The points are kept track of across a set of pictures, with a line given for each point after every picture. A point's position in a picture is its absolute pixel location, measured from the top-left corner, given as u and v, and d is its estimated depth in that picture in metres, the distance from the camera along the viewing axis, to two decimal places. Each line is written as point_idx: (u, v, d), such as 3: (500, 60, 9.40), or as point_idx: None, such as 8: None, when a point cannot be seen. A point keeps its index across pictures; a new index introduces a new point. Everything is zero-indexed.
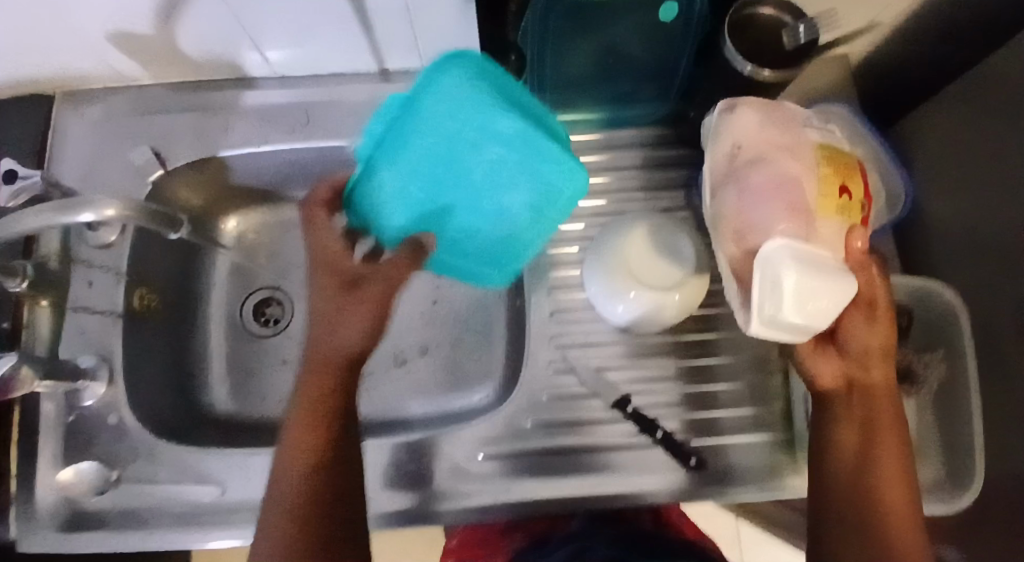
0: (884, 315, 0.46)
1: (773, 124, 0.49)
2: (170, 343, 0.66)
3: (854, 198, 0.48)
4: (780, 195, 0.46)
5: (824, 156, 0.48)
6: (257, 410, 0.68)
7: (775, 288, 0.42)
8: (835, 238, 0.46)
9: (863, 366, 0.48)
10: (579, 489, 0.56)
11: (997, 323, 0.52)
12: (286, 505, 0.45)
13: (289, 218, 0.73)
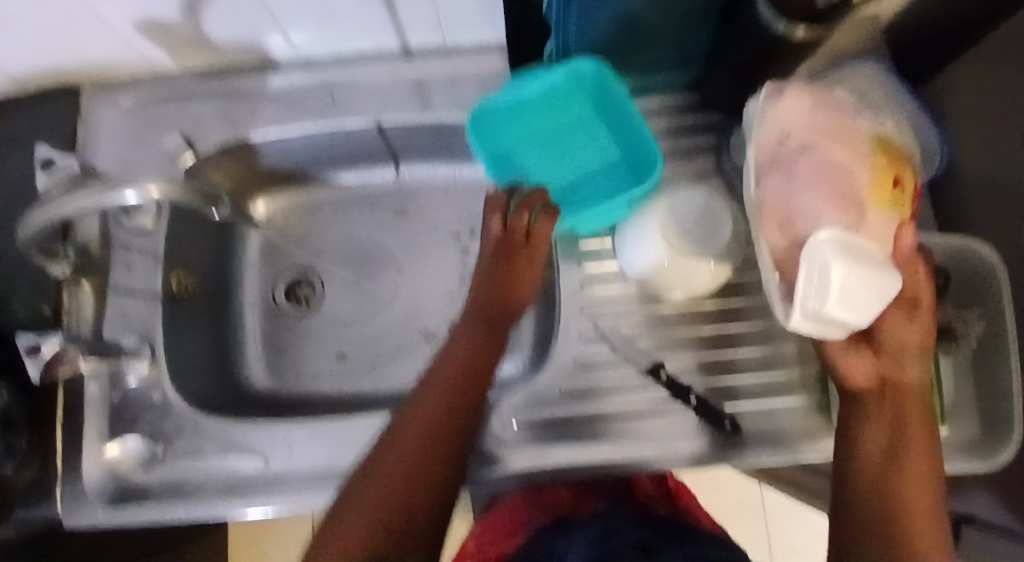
0: (924, 315, 0.46)
1: (823, 115, 0.52)
2: (208, 323, 0.68)
3: (905, 190, 0.49)
4: (827, 186, 0.49)
5: (877, 149, 0.50)
6: (293, 387, 0.69)
7: (823, 281, 0.43)
8: (885, 228, 0.47)
9: (899, 365, 0.46)
10: (613, 454, 0.56)
11: None
12: (414, 434, 0.47)
13: (316, 200, 0.75)
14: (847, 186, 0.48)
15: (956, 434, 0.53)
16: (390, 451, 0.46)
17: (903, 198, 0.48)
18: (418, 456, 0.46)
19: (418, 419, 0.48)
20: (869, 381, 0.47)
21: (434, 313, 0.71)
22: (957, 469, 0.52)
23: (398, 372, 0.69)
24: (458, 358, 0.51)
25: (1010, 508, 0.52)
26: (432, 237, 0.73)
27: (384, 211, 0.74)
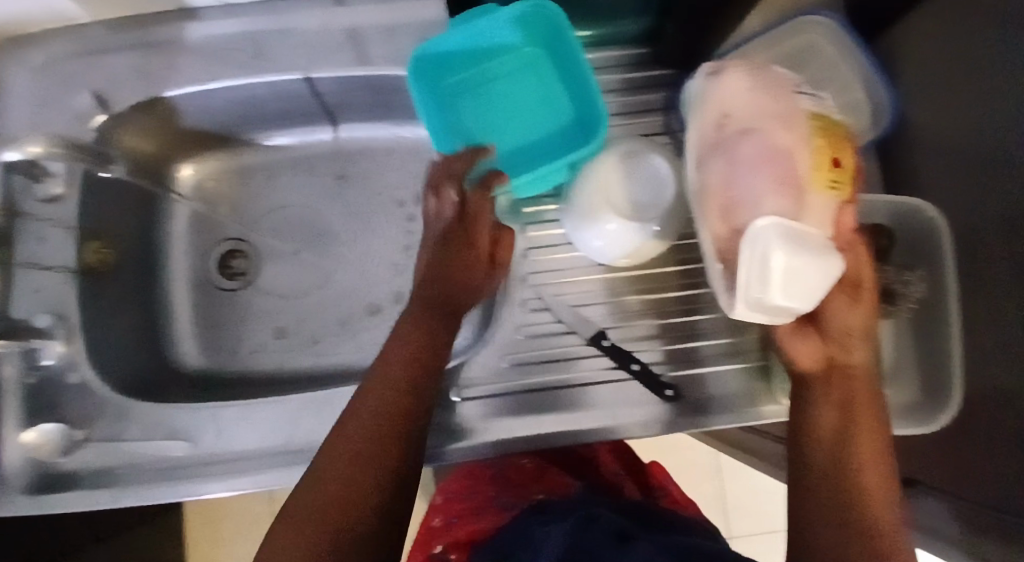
0: (868, 296, 0.45)
1: (763, 91, 0.48)
2: (132, 298, 0.64)
3: (846, 169, 0.45)
4: (770, 167, 0.44)
5: (818, 126, 0.46)
6: (228, 363, 0.66)
7: (764, 271, 0.40)
8: (825, 214, 0.43)
9: (844, 346, 0.45)
10: (557, 426, 0.54)
11: (982, 240, 0.50)
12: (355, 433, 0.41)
13: (248, 164, 0.71)
14: (787, 165, 0.44)
15: (897, 396, 0.54)
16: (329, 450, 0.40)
17: (842, 179, 0.44)
18: (370, 459, 0.40)
19: (362, 415, 0.42)
20: (817, 363, 0.45)
21: (378, 283, 0.68)
22: (899, 431, 0.52)
23: (342, 344, 0.66)
24: (407, 347, 0.46)
25: (954, 467, 0.52)
26: (374, 202, 0.70)
27: (322, 176, 0.70)
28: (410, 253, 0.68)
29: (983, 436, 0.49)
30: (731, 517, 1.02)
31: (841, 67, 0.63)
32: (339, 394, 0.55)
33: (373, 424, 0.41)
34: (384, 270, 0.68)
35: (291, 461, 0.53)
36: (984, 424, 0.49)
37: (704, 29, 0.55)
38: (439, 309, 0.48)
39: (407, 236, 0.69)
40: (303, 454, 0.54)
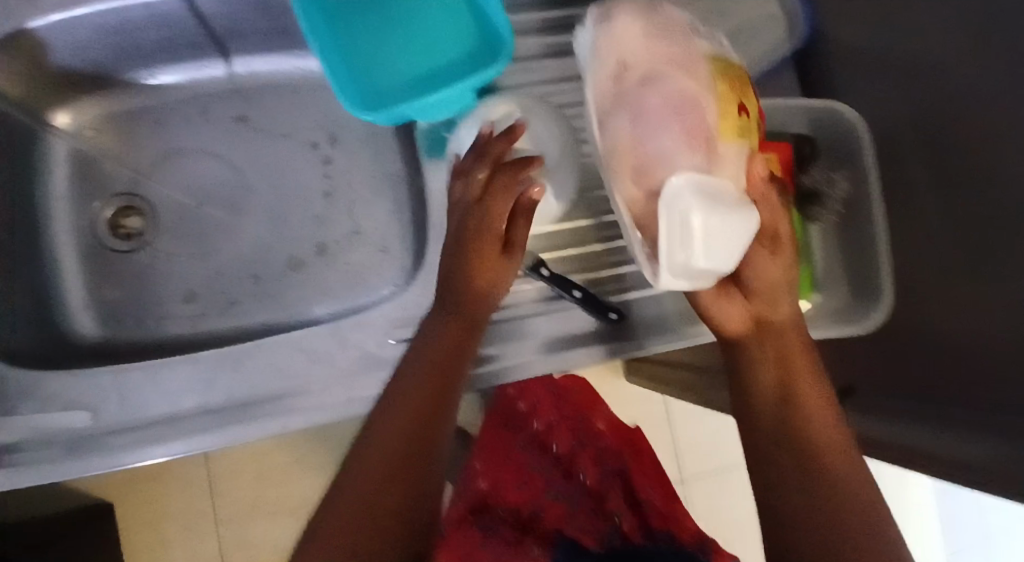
0: (788, 244, 0.41)
1: (660, 35, 0.42)
2: (10, 264, 0.56)
3: (752, 116, 0.41)
4: (679, 121, 0.39)
5: (718, 70, 0.41)
6: (132, 331, 0.60)
7: (688, 234, 0.36)
8: (740, 163, 0.40)
9: (771, 301, 0.41)
10: (502, 361, 0.52)
11: (897, 134, 0.50)
12: (370, 471, 0.38)
13: (133, 109, 0.64)
14: (693, 116, 0.39)
15: (827, 300, 0.55)
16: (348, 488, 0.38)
17: (752, 127, 0.40)
18: (381, 508, 0.37)
19: (381, 451, 0.39)
20: (745, 324, 0.42)
21: (297, 235, 0.63)
22: (826, 332, 0.53)
23: (262, 301, 0.61)
24: (428, 362, 0.42)
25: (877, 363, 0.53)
26: (282, 146, 0.64)
27: (224, 121, 0.64)
28: (329, 197, 0.63)
29: (909, 329, 0.50)
30: (680, 456, 1.03)
31: None
32: (258, 346, 0.50)
33: (382, 464, 0.38)
34: (300, 220, 0.63)
35: (211, 423, 0.49)
36: (909, 316, 0.50)
37: None
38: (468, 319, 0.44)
39: (326, 181, 0.64)
40: (223, 412, 0.49)
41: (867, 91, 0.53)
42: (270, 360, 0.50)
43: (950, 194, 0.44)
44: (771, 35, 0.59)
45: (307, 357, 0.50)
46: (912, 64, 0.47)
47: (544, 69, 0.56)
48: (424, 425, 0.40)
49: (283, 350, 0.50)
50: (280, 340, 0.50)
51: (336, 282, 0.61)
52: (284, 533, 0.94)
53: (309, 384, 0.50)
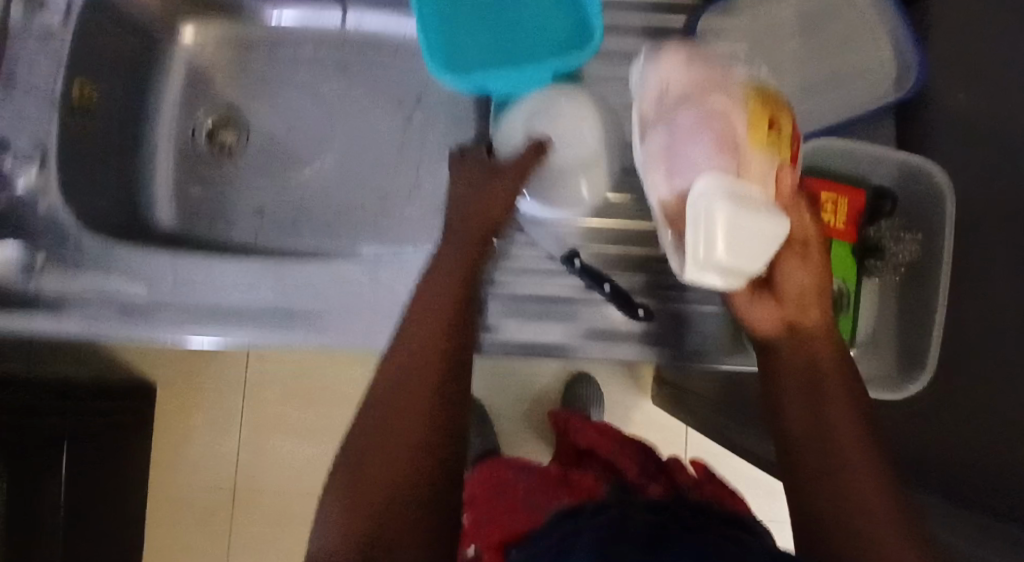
0: (819, 253, 0.39)
1: (700, 61, 0.41)
2: (115, 146, 0.63)
3: (785, 131, 0.38)
4: (705, 127, 0.37)
5: (752, 90, 0.39)
6: (202, 230, 0.66)
7: (707, 231, 0.34)
8: (763, 176, 0.37)
9: (803, 308, 0.39)
10: (523, 336, 0.53)
11: (990, 211, 0.47)
12: (412, 356, 0.37)
13: (250, 36, 0.69)
14: (720, 123, 0.37)
15: (870, 365, 0.52)
16: (392, 375, 0.37)
17: (780, 143, 0.38)
18: (426, 388, 0.36)
19: (419, 335, 0.38)
20: (776, 327, 0.40)
21: (365, 179, 0.67)
22: (872, 392, 0.49)
23: (318, 231, 0.65)
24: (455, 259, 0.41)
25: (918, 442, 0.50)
26: (371, 95, 0.68)
27: (324, 63, 0.69)
28: (402, 151, 0.67)
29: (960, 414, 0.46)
30: None
31: (871, 17, 0.56)
32: (298, 265, 0.54)
33: (422, 350, 0.37)
34: (371, 166, 0.67)
35: (242, 321, 0.53)
36: (964, 400, 0.46)
37: None
38: (482, 225, 0.43)
39: (402, 136, 0.67)
40: (255, 314, 0.53)
41: (975, 162, 0.50)
42: (304, 279, 0.53)
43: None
44: (875, 81, 0.56)
45: (337, 285, 0.53)
46: None
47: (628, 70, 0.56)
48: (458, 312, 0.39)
49: (317, 274, 0.53)
50: (317, 264, 0.54)
51: (387, 229, 0.65)
52: (294, 458, 1.00)
53: (333, 310, 0.53)
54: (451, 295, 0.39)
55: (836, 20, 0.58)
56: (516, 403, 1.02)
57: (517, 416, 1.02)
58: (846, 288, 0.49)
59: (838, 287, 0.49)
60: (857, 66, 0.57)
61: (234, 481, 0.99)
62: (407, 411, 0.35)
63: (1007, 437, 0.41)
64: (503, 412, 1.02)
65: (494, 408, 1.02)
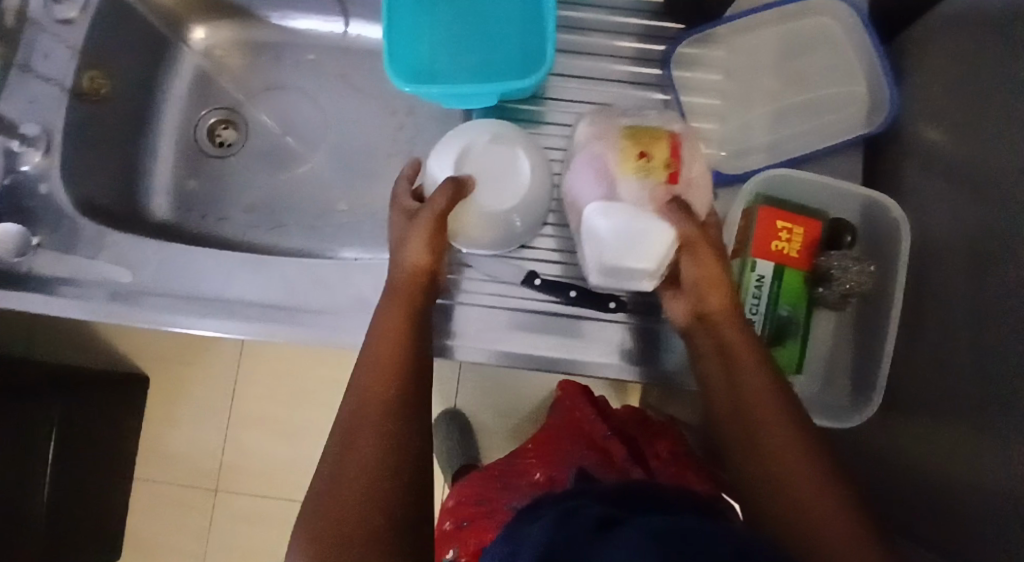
0: (704, 249, 0.44)
1: (602, 117, 0.50)
2: (119, 136, 0.66)
3: (657, 159, 0.44)
4: (588, 168, 0.46)
5: (627, 131, 0.46)
6: (195, 223, 0.69)
7: (593, 243, 0.44)
8: (638, 198, 0.43)
9: (701, 298, 0.46)
10: (505, 347, 0.53)
11: (952, 256, 0.49)
12: (362, 409, 0.41)
13: (258, 41, 0.72)
14: (599, 162, 0.45)
15: (832, 396, 0.54)
16: (345, 430, 0.40)
17: (652, 168, 0.44)
18: (376, 439, 0.39)
19: (362, 394, 0.42)
20: (687, 317, 0.47)
21: (354, 184, 0.69)
22: (832, 423, 0.51)
23: (307, 231, 0.68)
24: (387, 321, 0.45)
25: (890, 473, 0.52)
26: (368, 104, 0.71)
27: (327, 71, 0.72)
28: (391, 160, 0.69)
29: (923, 454, 0.48)
30: None
31: (849, 56, 0.59)
32: (277, 260, 0.56)
33: (365, 404, 0.41)
34: (362, 172, 0.70)
35: (219, 311, 0.54)
36: (927, 439, 0.48)
37: None
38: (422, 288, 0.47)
39: (394, 145, 0.70)
40: (232, 306, 0.55)
41: (945, 205, 0.51)
42: (283, 275, 0.55)
43: (994, 329, 0.43)
44: (847, 116, 0.58)
45: (313, 283, 0.55)
46: (992, 187, 0.45)
47: (611, 95, 0.58)
48: (395, 369, 0.43)
49: (295, 270, 0.55)
50: (296, 261, 0.56)
51: (372, 233, 0.67)
52: (276, 452, 1.01)
53: (308, 306, 0.55)
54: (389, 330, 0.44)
55: (815, 57, 0.59)
56: (497, 413, 1.04)
57: (497, 426, 1.03)
58: (796, 313, 0.52)
59: (787, 313, 0.52)
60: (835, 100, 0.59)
61: (217, 471, 1.02)
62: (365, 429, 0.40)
63: (966, 473, 0.43)
64: (484, 421, 1.03)
65: (477, 417, 1.03)
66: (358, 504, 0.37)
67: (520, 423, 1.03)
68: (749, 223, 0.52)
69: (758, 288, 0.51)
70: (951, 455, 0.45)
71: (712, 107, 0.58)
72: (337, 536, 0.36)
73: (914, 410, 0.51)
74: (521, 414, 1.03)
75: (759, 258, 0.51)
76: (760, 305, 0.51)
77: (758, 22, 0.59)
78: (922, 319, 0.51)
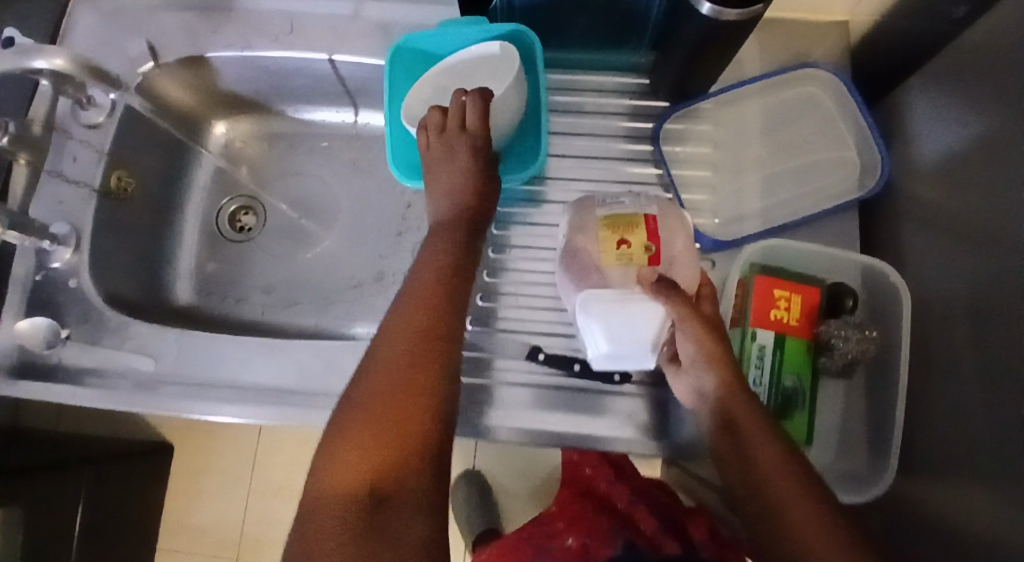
0: (696, 324, 0.47)
1: (581, 208, 0.54)
2: (144, 227, 0.70)
3: (637, 246, 0.49)
4: (574, 260, 0.52)
5: (606, 220, 0.51)
6: (216, 305, 0.72)
7: (593, 332, 0.47)
8: (624, 283, 0.48)
9: (700, 376, 0.48)
10: (514, 421, 0.53)
11: (953, 322, 0.49)
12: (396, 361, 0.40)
13: (274, 131, 0.77)
14: (583, 254, 0.51)
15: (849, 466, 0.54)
16: (376, 377, 0.40)
17: (632, 254, 0.49)
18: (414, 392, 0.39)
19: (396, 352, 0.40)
20: (690, 396, 0.49)
21: (365, 259, 0.72)
22: (848, 496, 0.52)
23: (321, 307, 0.70)
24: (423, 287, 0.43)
25: (909, 545, 0.50)
26: (378, 184, 0.74)
27: (339, 155, 0.76)
28: (399, 234, 0.72)
29: (943, 526, 0.47)
30: None
31: (837, 122, 0.61)
32: (290, 344, 0.58)
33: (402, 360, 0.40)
34: (374, 250, 0.72)
35: (235, 397, 0.56)
36: (945, 511, 0.47)
37: (694, 73, 0.57)
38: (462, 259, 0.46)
39: (401, 222, 0.72)
40: (246, 390, 0.57)
41: (945, 268, 0.51)
42: (296, 357, 0.57)
43: (1005, 400, 0.42)
44: (841, 179, 0.59)
45: (325, 365, 0.57)
46: (991, 255, 0.45)
47: (607, 171, 0.61)
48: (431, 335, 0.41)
49: (307, 353, 0.57)
50: (309, 343, 0.58)
51: (382, 307, 0.69)
52: None
53: (321, 388, 0.56)
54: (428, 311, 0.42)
55: (802, 125, 0.61)
56: (517, 475, 1.03)
57: (517, 489, 1.02)
58: (801, 384, 0.53)
59: (792, 384, 0.52)
60: (826, 167, 0.60)
61: (239, 541, 1.02)
62: (392, 440, 0.37)
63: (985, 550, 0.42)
64: (504, 484, 1.02)
65: (498, 479, 1.03)
66: (412, 417, 0.38)
67: (540, 485, 1.02)
68: (747, 294, 0.54)
69: (760, 359, 0.52)
70: (970, 528, 0.44)
71: (704, 178, 0.60)
72: (391, 464, 0.36)
73: (928, 477, 0.50)
74: (542, 475, 1.02)
75: (758, 328, 0.53)
76: (764, 377, 0.52)
77: (745, 94, 0.62)
78: (930, 384, 0.51)
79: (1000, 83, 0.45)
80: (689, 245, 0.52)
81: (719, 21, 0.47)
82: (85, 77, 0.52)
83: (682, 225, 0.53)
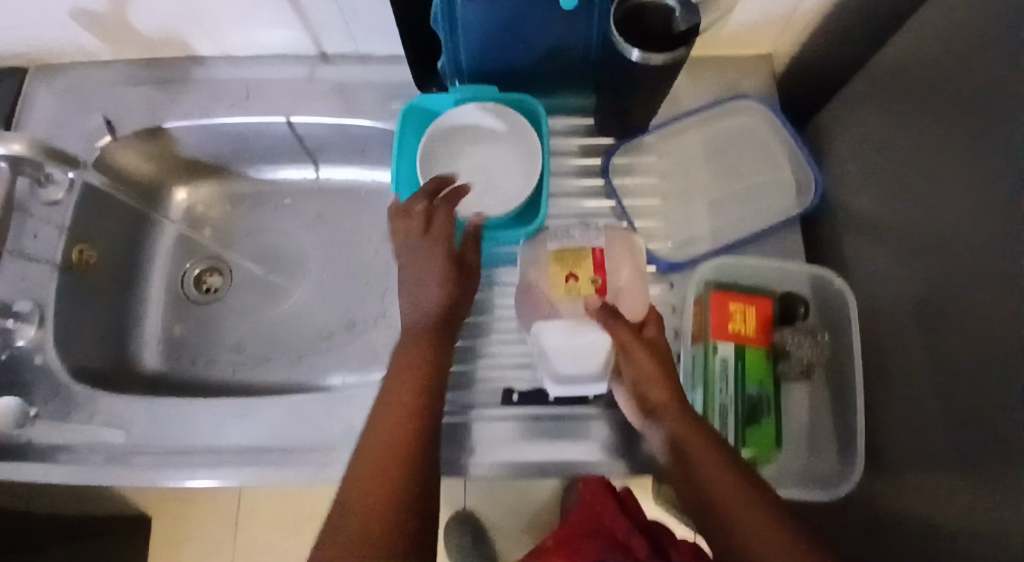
0: (636, 345, 0.49)
1: (532, 243, 0.57)
2: (108, 297, 0.70)
3: (585, 280, 0.53)
4: (530, 295, 0.55)
5: (556, 255, 0.55)
6: (187, 369, 0.72)
7: (541, 359, 0.53)
8: (574, 314, 0.53)
9: (642, 394, 0.49)
10: (498, 457, 0.55)
11: (893, 323, 0.53)
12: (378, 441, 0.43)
13: (238, 192, 0.79)
14: (538, 288, 0.55)
15: (823, 465, 0.57)
16: (360, 458, 0.42)
17: (579, 286, 0.53)
18: (393, 472, 0.41)
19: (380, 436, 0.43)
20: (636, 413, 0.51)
21: (335, 311, 0.73)
22: (820, 497, 0.55)
23: (294, 362, 0.71)
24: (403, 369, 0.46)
25: (875, 539, 0.53)
26: (345, 235, 0.76)
27: (304, 211, 0.77)
28: (367, 284, 0.73)
29: (904, 518, 0.49)
30: None
31: (771, 145, 0.65)
32: (264, 403, 0.58)
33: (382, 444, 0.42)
34: (345, 300, 0.73)
35: (209, 461, 0.56)
36: (903, 502, 0.49)
37: (634, 112, 0.61)
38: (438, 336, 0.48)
39: (370, 271, 0.74)
40: (222, 453, 0.57)
41: (882, 275, 0.55)
42: (271, 415, 0.58)
43: (946, 393, 0.45)
44: (780, 198, 0.63)
45: (301, 418, 0.57)
46: (919, 260, 0.49)
47: (562, 207, 0.64)
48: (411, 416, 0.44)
49: (283, 410, 0.58)
50: (283, 399, 0.58)
51: (356, 356, 0.70)
52: None
53: (299, 442, 0.57)
54: (391, 430, 0.43)
55: (740, 151, 0.65)
56: (507, 513, 1.02)
57: (508, 527, 1.02)
58: (765, 391, 0.56)
59: (757, 392, 0.55)
60: (766, 188, 0.64)
61: None
62: (371, 516, 0.40)
63: (940, 536, 0.44)
64: (494, 524, 1.02)
65: (488, 519, 1.02)
66: (389, 498, 0.40)
67: (531, 521, 1.01)
68: (704, 310, 0.56)
69: (724, 372, 0.55)
70: (926, 518, 0.46)
71: (654, 207, 0.64)
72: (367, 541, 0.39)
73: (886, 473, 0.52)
74: (531, 510, 1.02)
75: (719, 342, 0.55)
76: (730, 388, 0.55)
77: (686, 126, 0.66)
78: (879, 384, 0.54)
79: (909, 102, 0.50)
80: (634, 273, 0.56)
81: (649, 65, 0.51)
82: (41, 157, 0.53)
83: (629, 254, 0.57)
